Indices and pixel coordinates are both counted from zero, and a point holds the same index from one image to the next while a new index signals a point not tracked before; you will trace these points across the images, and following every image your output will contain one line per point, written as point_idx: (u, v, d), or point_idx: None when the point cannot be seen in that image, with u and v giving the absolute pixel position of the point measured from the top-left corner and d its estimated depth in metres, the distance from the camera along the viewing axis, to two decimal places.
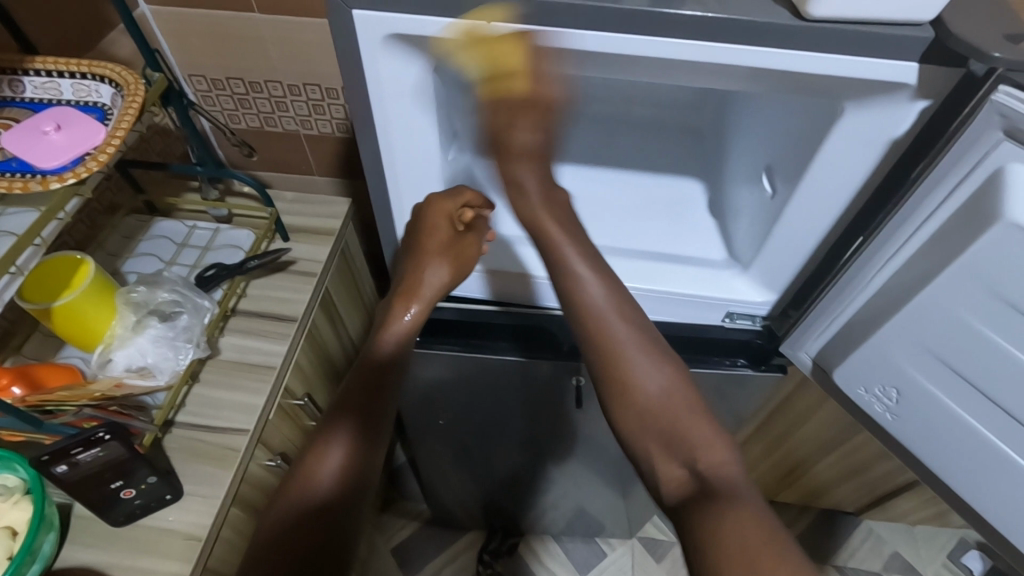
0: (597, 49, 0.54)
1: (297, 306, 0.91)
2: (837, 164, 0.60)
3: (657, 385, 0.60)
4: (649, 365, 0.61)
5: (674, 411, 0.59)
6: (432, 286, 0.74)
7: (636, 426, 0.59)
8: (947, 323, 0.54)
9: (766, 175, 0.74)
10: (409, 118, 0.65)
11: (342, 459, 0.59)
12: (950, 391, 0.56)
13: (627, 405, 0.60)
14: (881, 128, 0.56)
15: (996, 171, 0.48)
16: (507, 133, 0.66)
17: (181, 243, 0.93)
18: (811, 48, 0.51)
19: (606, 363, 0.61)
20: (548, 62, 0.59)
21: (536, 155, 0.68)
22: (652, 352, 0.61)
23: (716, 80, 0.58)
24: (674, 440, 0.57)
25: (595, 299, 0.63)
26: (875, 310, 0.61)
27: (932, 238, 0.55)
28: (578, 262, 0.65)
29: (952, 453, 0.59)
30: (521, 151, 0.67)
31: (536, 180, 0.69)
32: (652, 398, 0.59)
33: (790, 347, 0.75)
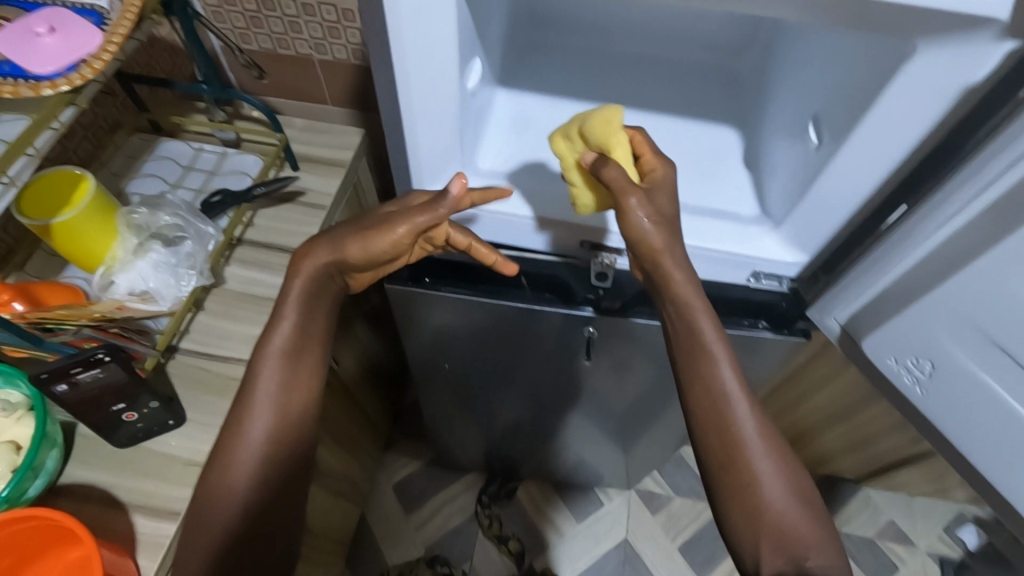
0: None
1: (305, 239, 0.88)
2: (900, 111, 0.53)
3: (780, 489, 0.57)
4: (773, 469, 0.58)
5: (783, 499, 0.57)
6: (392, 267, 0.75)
7: (743, 514, 0.57)
8: (999, 294, 0.50)
9: (811, 125, 0.68)
10: (426, 41, 0.57)
11: (276, 415, 0.64)
12: (993, 372, 0.52)
13: (739, 500, 0.57)
14: (957, 72, 0.49)
15: None
16: (636, 227, 0.62)
17: (187, 166, 0.90)
18: None
19: (716, 438, 0.60)
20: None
21: (673, 232, 0.62)
22: (777, 450, 0.59)
23: (773, 9, 0.51)
24: (791, 550, 0.55)
25: (707, 335, 0.61)
26: (919, 276, 0.57)
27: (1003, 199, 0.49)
28: (702, 316, 0.62)
29: (979, 437, 0.55)
30: (660, 241, 0.62)
31: (676, 265, 0.62)
32: (772, 505, 0.56)
33: (817, 312, 0.72)
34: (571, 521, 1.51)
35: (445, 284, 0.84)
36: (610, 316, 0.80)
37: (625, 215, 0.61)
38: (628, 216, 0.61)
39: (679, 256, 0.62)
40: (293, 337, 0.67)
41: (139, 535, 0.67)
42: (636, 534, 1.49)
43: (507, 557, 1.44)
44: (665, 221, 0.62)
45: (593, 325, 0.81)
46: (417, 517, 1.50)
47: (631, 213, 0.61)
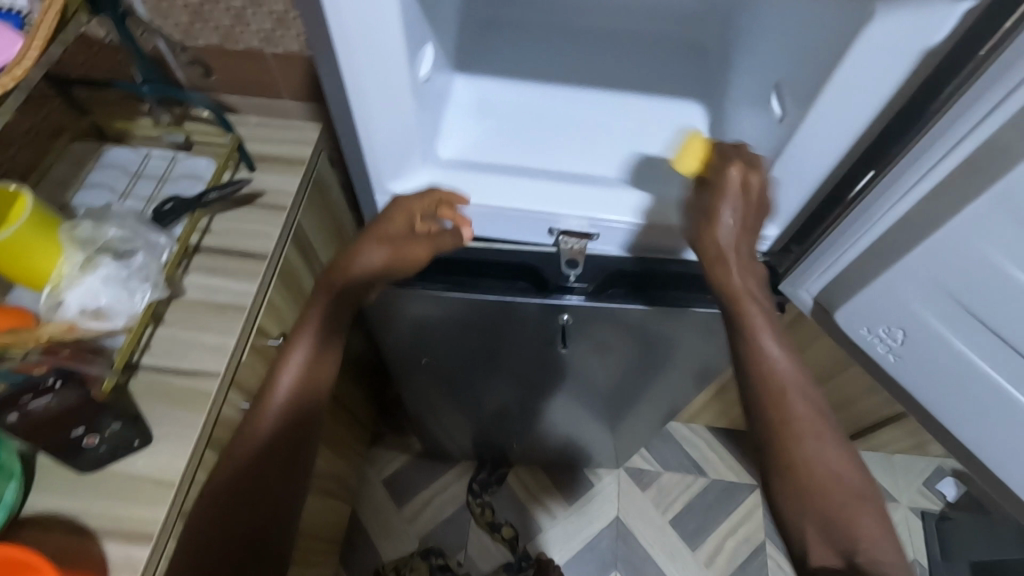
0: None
1: (266, 242, 0.85)
2: (858, 75, 0.51)
3: (831, 470, 0.60)
4: (823, 450, 0.61)
5: (835, 479, 0.59)
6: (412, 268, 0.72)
7: (793, 495, 0.60)
8: (969, 258, 0.49)
9: (774, 95, 0.66)
10: (370, 29, 0.54)
11: (295, 386, 0.70)
12: (964, 336, 0.53)
13: (789, 480, 0.60)
14: (915, 34, 0.47)
15: None
16: (711, 236, 0.64)
17: (135, 173, 0.86)
18: None
19: (772, 436, 0.62)
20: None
21: (745, 237, 0.65)
22: (829, 434, 0.61)
23: None
24: (836, 531, 0.58)
25: (754, 319, 0.64)
26: (889, 244, 0.57)
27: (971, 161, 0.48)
28: (751, 304, 0.65)
29: (954, 400, 0.56)
30: (727, 246, 0.64)
31: (738, 273, 0.64)
32: (824, 485, 0.59)
33: (790, 285, 0.71)
34: (562, 503, 1.52)
35: (413, 279, 0.81)
36: (580, 302, 0.77)
37: (714, 225, 0.64)
38: (716, 225, 0.63)
39: (744, 258, 0.65)
40: (308, 347, 0.71)
41: (114, 561, 0.64)
42: (627, 511, 1.51)
43: (502, 544, 1.45)
44: (743, 223, 0.64)
45: (566, 311, 0.79)
46: (409, 511, 1.49)
47: (720, 219, 0.63)
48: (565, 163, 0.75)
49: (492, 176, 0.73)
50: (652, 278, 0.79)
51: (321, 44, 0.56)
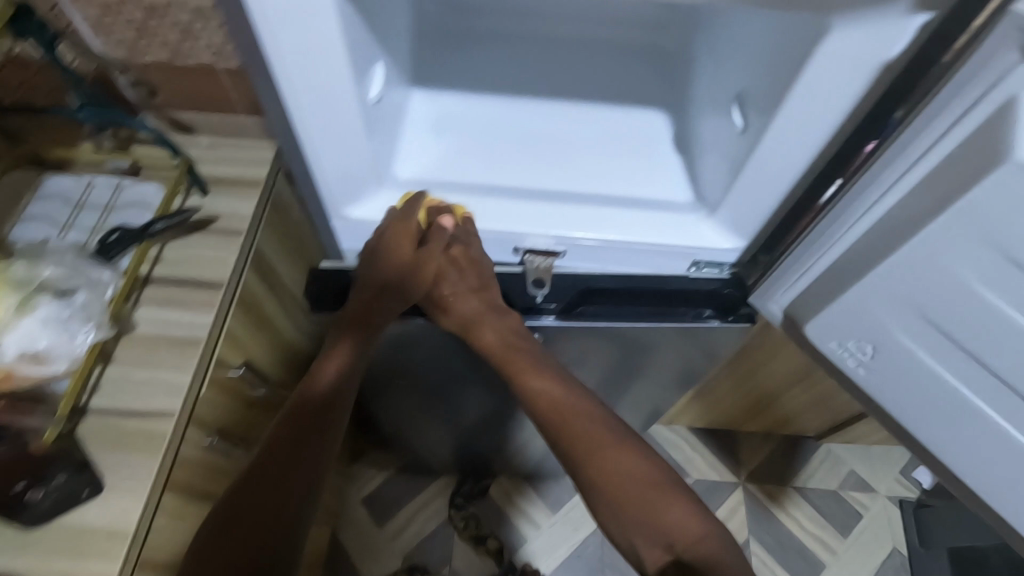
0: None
1: (221, 270, 0.81)
2: (819, 87, 0.50)
3: (632, 475, 0.62)
4: (617, 455, 0.63)
5: (623, 479, 0.62)
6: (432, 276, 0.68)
7: (608, 498, 0.61)
8: (937, 279, 0.47)
9: (736, 106, 0.65)
10: (308, 51, 0.51)
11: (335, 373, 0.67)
12: (934, 352, 0.51)
13: (599, 482, 0.62)
14: (873, 46, 0.46)
15: (1008, 100, 0.41)
16: (441, 298, 0.68)
17: (77, 203, 0.81)
18: None
19: (574, 454, 0.64)
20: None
21: (486, 298, 0.69)
22: (616, 443, 0.64)
23: None
24: (647, 528, 0.59)
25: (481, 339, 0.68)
26: (855, 257, 0.56)
27: (933, 173, 0.47)
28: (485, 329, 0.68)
29: (926, 414, 0.55)
30: (471, 309, 0.68)
31: (489, 329, 0.68)
32: (616, 484, 0.61)
33: (760, 297, 0.70)
34: (546, 512, 1.50)
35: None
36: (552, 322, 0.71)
37: (449, 295, 0.68)
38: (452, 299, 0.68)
39: (496, 316, 0.69)
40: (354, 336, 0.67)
41: None
42: None
43: (486, 557, 1.43)
44: (474, 283, 0.68)
45: (540, 332, 0.73)
46: (390, 529, 1.46)
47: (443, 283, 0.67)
48: (530, 179, 0.73)
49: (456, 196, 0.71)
50: (630, 292, 0.73)
51: (259, 69, 0.53)
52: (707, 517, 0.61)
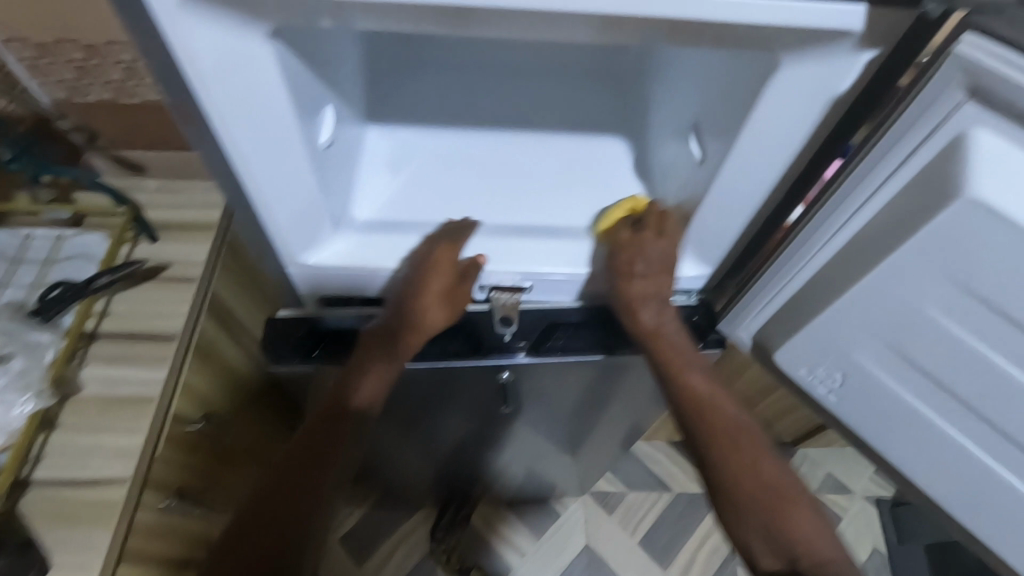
0: (475, 6, 0.41)
1: (174, 321, 0.77)
2: (770, 125, 0.49)
3: (770, 469, 0.62)
4: (760, 454, 0.63)
5: (764, 475, 0.62)
6: (440, 317, 0.65)
7: (746, 497, 0.61)
8: (899, 310, 0.46)
9: (694, 136, 0.65)
10: (234, 109, 0.48)
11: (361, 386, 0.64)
12: (900, 380, 0.51)
13: (733, 481, 0.62)
14: (822, 85, 0.45)
15: (954, 140, 0.38)
16: (633, 293, 0.65)
17: (15, 258, 0.77)
18: None
19: (715, 444, 0.63)
20: (412, 19, 0.43)
21: (661, 285, 0.65)
22: (754, 441, 0.64)
23: (630, 38, 0.46)
24: (778, 537, 0.59)
25: (648, 329, 0.65)
26: (815, 291, 0.54)
27: (883, 214, 0.45)
28: (642, 320, 0.65)
29: (896, 439, 0.55)
30: (637, 300, 0.64)
31: (651, 313, 0.65)
32: (752, 486, 0.61)
33: (727, 325, 0.68)
34: (530, 537, 1.48)
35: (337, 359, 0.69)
36: (521, 359, 0.69)
37: (626, 281, 0.64)
38: (630, 282, 0.64)
39: (659, 305, 0.65)
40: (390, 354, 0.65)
41: None
42: (596, 537, 1.48)
43: None
44: (656, 273, 0.64)
45: (511, 370, 0.71)
46: (371, 567, 1.41)
47: (635, 273, 0.64)
48: (492, 216, 0.71)
49: (415, 237, 0.68)
50: (596, 326, 0.73)
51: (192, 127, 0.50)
52: (832, 534, 0.60)
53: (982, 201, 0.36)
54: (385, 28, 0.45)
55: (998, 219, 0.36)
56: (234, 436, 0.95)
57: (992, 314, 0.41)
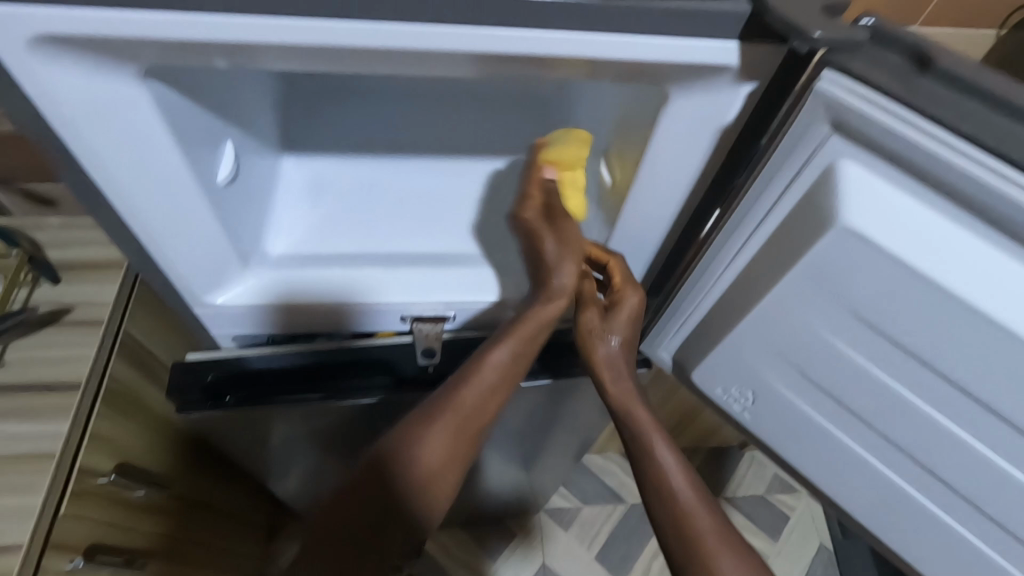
0: (350, 47, 0.39)
1: (76, 366, 0.69)
2: (666, 156, 0.49)
3: None
4: (729, 558, 0.52)
5: None
6: (569, 283, 0.58)
7: None
8: (793, 331, 0.48)
9: (604, 160, 0.66)
10: (107, 150, 0.45)
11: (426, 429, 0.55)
12: (803, 396, 0.53)
13: None
14: (709, 116, 0.46)
15: (826, 170, 0.40)
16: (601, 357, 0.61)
17: None
18: (622, 29, 0.38)
19: (686, 542, 0.54)
20: (293, 65, 0.42)
21: (629, 353, 0.61)
22: (732, 545, 0.53)
23: (521, 71, 0.45)
24: None
25: (621, 397, 0.60)
26: (722, 314, 0.54)
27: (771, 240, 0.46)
28: (613, 390, 0.61)
29: (806, 451, 0.56)
30: (607, 367, 0.60)
31: (622, 383, 0.61)
32: None
33: (647, 345, 0.67)
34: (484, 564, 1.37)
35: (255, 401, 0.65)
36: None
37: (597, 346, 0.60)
38: (599, 347, 0.60)
39: (626, 377, 0.61)
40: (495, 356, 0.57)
41: None
42: (552, 555, 1.38)
43: None
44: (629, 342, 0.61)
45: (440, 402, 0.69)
46: None
47: (604, 335, 0.60)
48: (413, 244, 0.69)
49: (328, 275, 0.65)
50: None
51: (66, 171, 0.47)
52: None
53: (855, 230, 0.38)
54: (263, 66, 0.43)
55: (870, 243, 0.38)
56: (175, 486, 0.86)
57: (875, 331, 0.43)
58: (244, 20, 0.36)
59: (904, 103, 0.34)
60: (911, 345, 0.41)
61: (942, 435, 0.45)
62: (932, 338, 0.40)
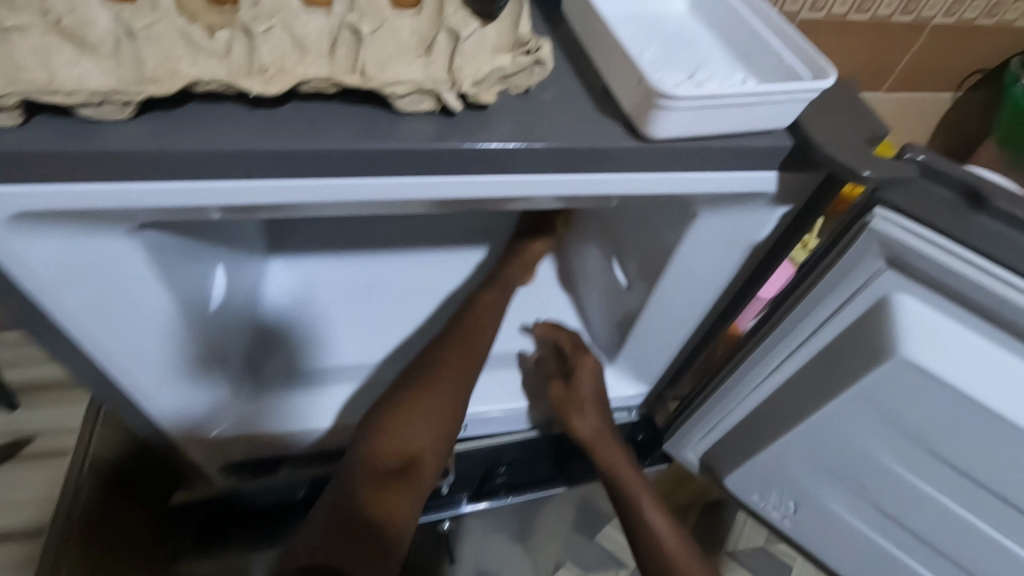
0: (371, 199, 0.35)
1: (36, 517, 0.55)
2: (693, 266, 0.48)
3: None
4: None
5: None
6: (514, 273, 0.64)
7: None
8: (844, 449, 0.46)
9: (614, 258, 0.61)
10: (94, 306, 0.40)
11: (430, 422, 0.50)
12: (854, 509, 0.50)
13: None
14: (740, 232, 0.45)
15: (879, 301, 0.39)
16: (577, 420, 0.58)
17: None
18: (661, 170, 0.37)
19: None
20: (302, 211, 0.38)
21: (606, 414, 0.59)
22: None
23: (545, 202, 0.42)
24: None
25: (610, 455, 0.58)
26: (759, 424, 0.52)
27: (819, 359, 0.44)
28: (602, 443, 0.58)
29: (859, 561, 0.53)
30: (595, 428, 0.58)
31: (610, 442, 0.58)
32: None
33: (673, 445, 0.64)
34: None
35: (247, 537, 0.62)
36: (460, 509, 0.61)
37: (579, 411, 0.58)
38: (582, 412, 0.58)
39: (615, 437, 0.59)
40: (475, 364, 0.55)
41: None
42: None
43: None
44: (605, 404, 0.60)
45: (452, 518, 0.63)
46: None
47: (585, 394, 0.58)
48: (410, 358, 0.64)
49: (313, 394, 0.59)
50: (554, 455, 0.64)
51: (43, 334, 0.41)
52: None
53: (917, 364, 0.37)
54: (267, 212, 0.39)
55: (935, 378, 0.36)
56: None
57: (938, 459, 0.41)
58: (262, 185, 0.32)
59: (968, 245, 0.34)
60: (978, 474, 0.39)
61: (1013, 560, 0.42)
62: (1000, 470, 0.38)
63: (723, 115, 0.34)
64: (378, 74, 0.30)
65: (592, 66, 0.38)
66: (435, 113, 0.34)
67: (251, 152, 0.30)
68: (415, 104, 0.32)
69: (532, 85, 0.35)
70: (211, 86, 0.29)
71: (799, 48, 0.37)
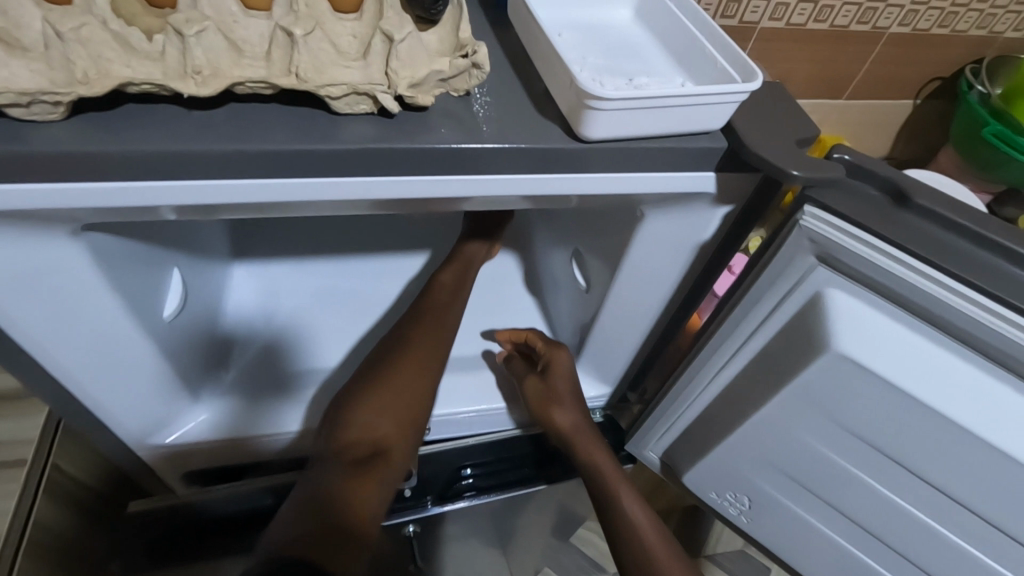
0: (311, 200, 0.35)
1: None
2: (644, 266, 0.49)
3: None
4: None
5: None
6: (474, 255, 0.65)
7: None
8: (791, 444, 0.47)
9: (575, 260, 0.62)
10: (42, 311, 0.40)
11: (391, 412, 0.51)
12: (804, 503, 0.51)
13: None
14: (686, 233, 0.46)
15: (813, 297, 0.40)
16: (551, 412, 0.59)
17: None
18: (601, 170, 0.38)
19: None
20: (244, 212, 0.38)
21: (581, 408, 0.60)
22: None
23: (491, 204, 0.43)
24: None
25: (586, 448, 0.58)
26: (712, 422, 0.53)
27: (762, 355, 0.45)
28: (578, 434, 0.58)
29: (812, 556, 0.54)
30: (569, 420, 0.58)
31: (586, 435, 0.58)
32: None
33: (634, 445, 0.65)
34: None
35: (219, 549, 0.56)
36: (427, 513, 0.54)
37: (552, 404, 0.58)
38: (555, 405, 0.58)
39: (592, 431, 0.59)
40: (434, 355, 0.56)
41: None
42: None
43: None
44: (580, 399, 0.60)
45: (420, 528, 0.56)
46: None
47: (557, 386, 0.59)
48: None
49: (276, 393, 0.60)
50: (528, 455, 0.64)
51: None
52: None
53: (849, 357, 0.38)
54: (210, 214, 0.39)
55: (867, 371, 0.38)
56: None
57: (876, 451, 0.42)
58: (201, 184, 0.33)
59: (889, 241, 0.35)
60: (914, 465, 0.40)
61: (950, 548, 0.43)
62: (932, 460, 0.39)
63: (656, 116, 0.35)
64: (314, 76, 0.31)
65: (535, 71, 0.39)
66: (375, 114, 0.34)
67: (187, 152, 0.31)
68: (353, 105, 0.33)
69: (472, 88, 0.36)
70: (144, 86, 0.30)
71: (730, 54, 0.38)
